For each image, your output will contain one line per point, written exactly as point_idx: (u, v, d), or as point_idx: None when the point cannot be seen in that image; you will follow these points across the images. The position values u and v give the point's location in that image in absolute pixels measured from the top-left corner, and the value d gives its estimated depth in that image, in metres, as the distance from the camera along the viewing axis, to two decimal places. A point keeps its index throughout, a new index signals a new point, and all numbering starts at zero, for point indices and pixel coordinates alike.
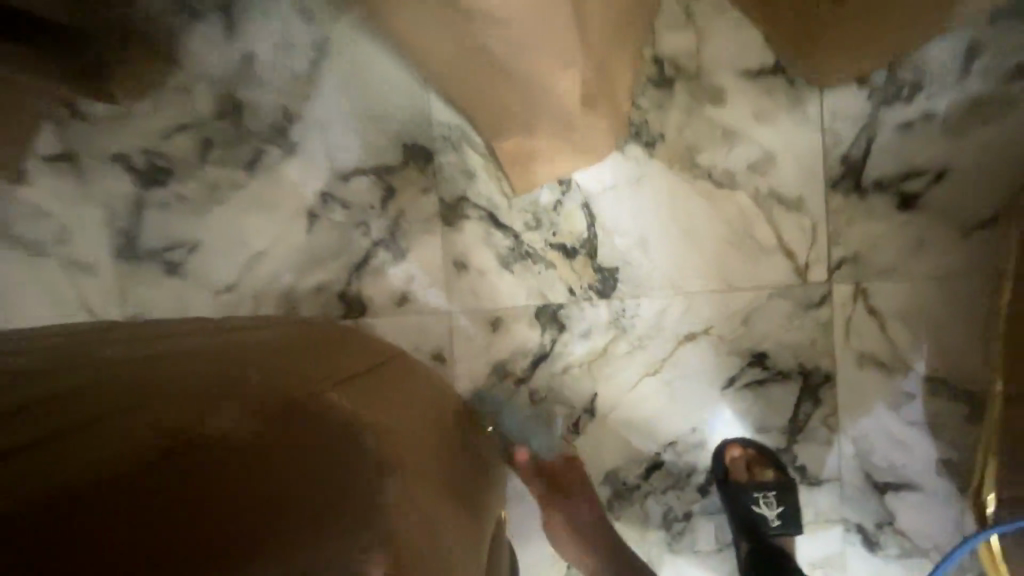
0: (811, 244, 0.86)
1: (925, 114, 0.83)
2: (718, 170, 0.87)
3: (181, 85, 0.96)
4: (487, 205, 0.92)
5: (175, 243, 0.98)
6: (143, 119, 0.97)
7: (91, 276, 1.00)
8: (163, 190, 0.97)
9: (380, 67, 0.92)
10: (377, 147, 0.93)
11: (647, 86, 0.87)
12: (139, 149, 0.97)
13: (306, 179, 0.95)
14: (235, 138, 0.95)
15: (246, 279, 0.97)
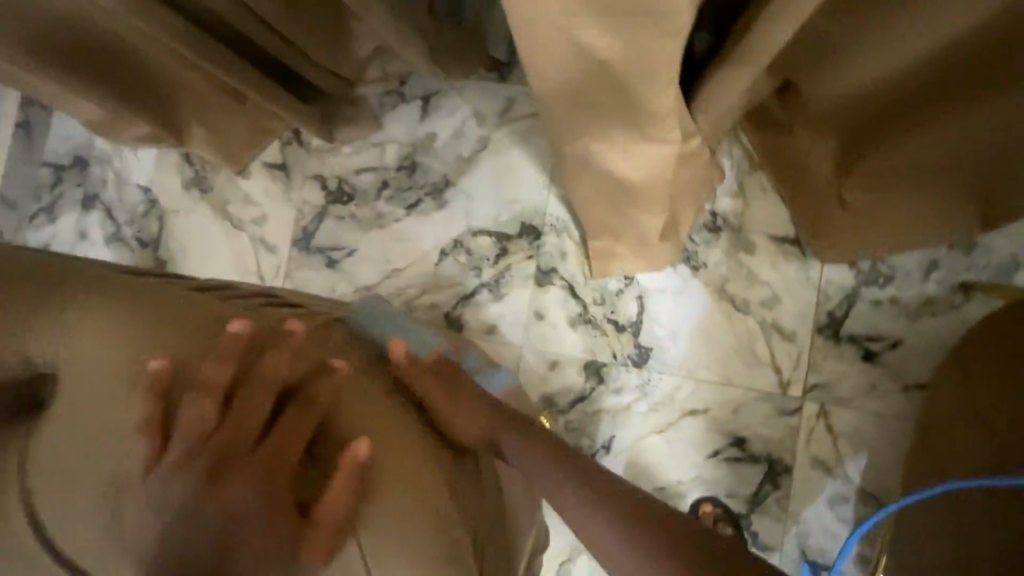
0: (795, 368, 1.18)
1: (892, 298, 1.16)
2: (739, 298, 1.21)
3: (377, 140, 1.35)
4: (569, 278, 1.26)
5: (338, 247, 1.34)
6: (343, 156, 1.36)
7: (270, 254, 1.36)
8: (342, 208, 1.35)
9: (519, 165, 1.29)
10: (502, 219, 1.28)
11: (702, 228, 1.22)
12: (334, 175, 1.36)
13: (446, 226, 1.30)
14: (403, 186, 1.33)
15: (382, 284, 1.32)
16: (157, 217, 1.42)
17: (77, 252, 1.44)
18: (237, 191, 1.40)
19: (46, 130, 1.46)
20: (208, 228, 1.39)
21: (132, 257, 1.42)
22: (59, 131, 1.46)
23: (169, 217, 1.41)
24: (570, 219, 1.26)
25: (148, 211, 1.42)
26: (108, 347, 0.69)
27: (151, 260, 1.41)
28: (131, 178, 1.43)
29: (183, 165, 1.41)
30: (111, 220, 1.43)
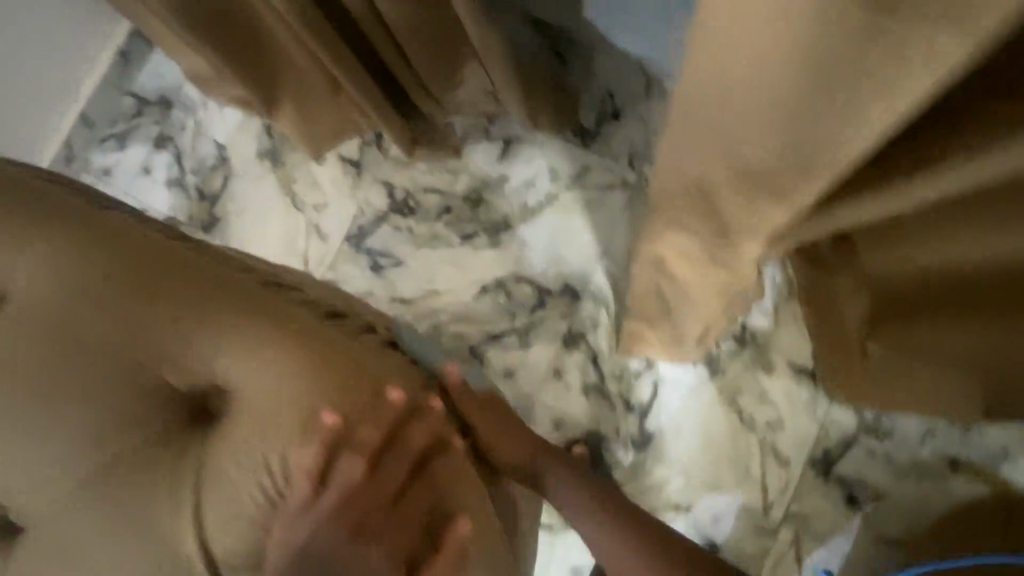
0: (780, 492, 1.23)
1: (885, 453, 1.23)
2: (745, 411, 1.27)
3: (452, 167, 1.40)
4: (595, 348, 1.30)
5: (387, 255, 1.38)
6: (415, 171, 1.41)
7: (319, 242, 1.40)
8: (401, 219, 1.39)
9: (578, 229, 1.34)
10: (548, 274, 1.34)
11: (730, 337, 1.29)
12: (402, 187, 1.41)
13: (493, 266, 1.35)
14: (464, 217, 1.38)
15: (417, 301, 1.36)
16: (223, 175, 1.46)
17: (136, 186, 1.47)
18: (306, 174, 1.44)
19: (144, 62, 1.50)
20: (268, 199, 1.43)
21: (187, 205, 1.45)
22: (155, 69, 1.51)
23: (234, 178, 1.45)
24: (611, 293, 1.31)
25: (215, 166, 1.46)
26: (273, 383, 0.77)
27: (204, 214, 1.44)
28: (209, 131, 1.48)
29: (262, 135, 1.46)
30: (178, 165, 1.47)
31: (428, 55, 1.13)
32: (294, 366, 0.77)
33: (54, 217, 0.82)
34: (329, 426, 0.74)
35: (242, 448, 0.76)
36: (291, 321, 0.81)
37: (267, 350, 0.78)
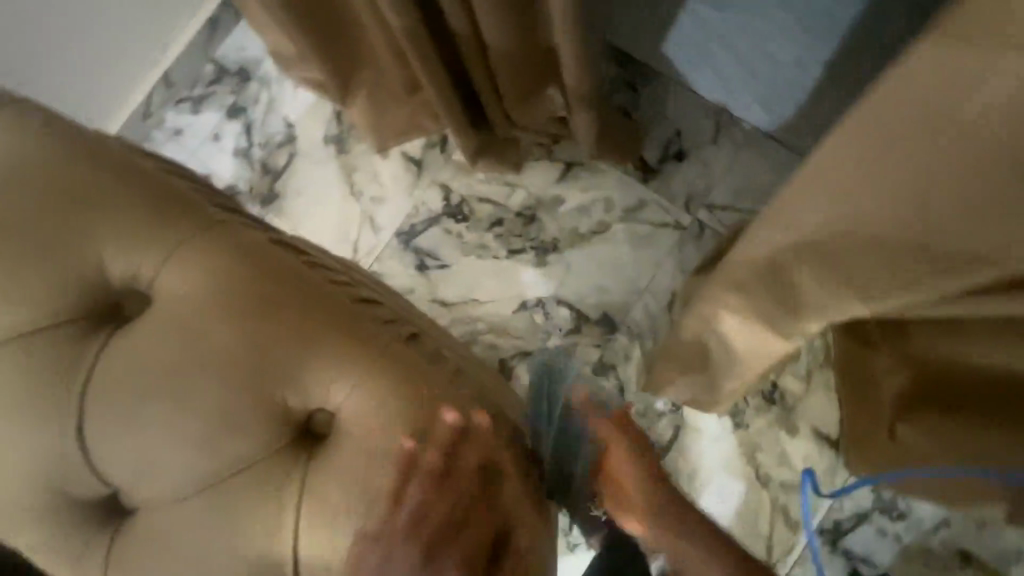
0: (784, 553, 1.24)
1: (896, 535, 1.22)
2: (762, 469, 1.27)
3: (509, 181, 1.42)
4: (623, 381, 1.32)
5: (434, 256, 1.41)
6: (474, 180, 1.43)
7: (371, 233, 1.43)
8: (452, 224, 1.42)
9: (625, 262, 1.35)
10: (588, 301, 1.35)
11: (760, 393, 1.29)
12: (458, 193, 1.43)
13: (536, 284, 1.37)
14: (514, 231, 1.39)
15: (456, 306, 1.38)
16: (288, 153, 1.49)
17: (204, 150, 1.52)
18: (368, 164, 1.47)
19: (230, 33, 1.55)
20: (327, 184, 1.47)
21: (249, 177, 1.49)
22: (239, 41, 1.56)
23: (298, 158, 1.49)
24: (648, 331, 1.33)
25: (282, 143, 1.50)
26: (359, 398, 0.73)
27: (264, 188, 1.48)
28: (281, 108, 1.51)
29: (331, 120, 1.49)
30: (246, 136, 1.51)
31: (512, 69, 1.15)
32: (379, 382, 0.74)
33: (143, 201, 0.77)
34: (407, 449, 0.72)
35: (343, 474, 0.72)
36: (369, 332, 0.77)
37: (351, 362, 0.74)
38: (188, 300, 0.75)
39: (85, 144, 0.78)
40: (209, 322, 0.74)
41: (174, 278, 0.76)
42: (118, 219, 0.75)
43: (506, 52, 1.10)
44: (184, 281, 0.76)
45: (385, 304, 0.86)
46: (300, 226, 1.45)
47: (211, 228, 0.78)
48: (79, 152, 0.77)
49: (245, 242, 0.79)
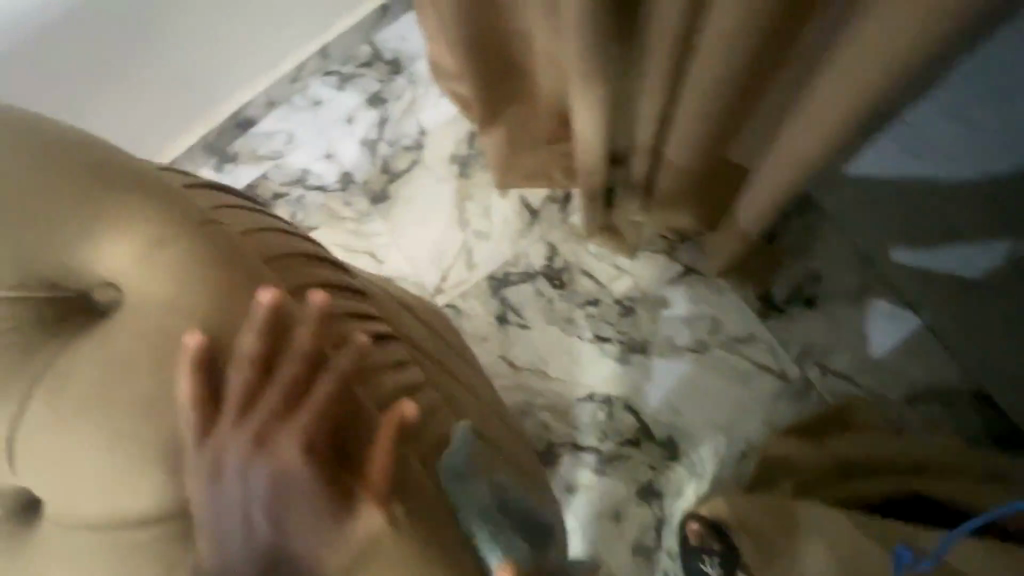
0: None
1: None
2: None
3: (620, 263, 1.33)
4: (666, 514, 1.23)
5: (517, 313, 1.35)
6: (583, 250, 1.35)
7: (463, 267, 1.39)
8: (547, 287, 1.35)
9: (711, 392, 1.25)
10: (659, 418, 1.26)
11: None
12: (563, 258, 1.36)
13: (610, 380, 1.29)
14: (607, 318, 1.31)
15: (522, 372, 1.32)
16: (411, 159, 1.47)
17: (334, 130, 1.51)
18: (485, 197, 1.43)
19: (394, 22, 1.53)
20: (438, 203, 1.44)
21: (368, 170, 1.48)
22: (401, 32, 1.53)
23: (419, 167, 1.46)
24: (711, 467, 1.23)
25: (408, 148, 1.48)
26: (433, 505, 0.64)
27: (378, 186, 1.47)
28: (419, 112, 1.49)
29: (463, 141, 1.46)
30: (378, 129, 1.50)
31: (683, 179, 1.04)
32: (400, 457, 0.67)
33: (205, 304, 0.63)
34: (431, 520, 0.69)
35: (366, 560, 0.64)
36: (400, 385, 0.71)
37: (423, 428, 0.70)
38: (254, 419, 0.56)
39: (196, 237, 0.66)
40: (279, 446, 0.56)
41: (235, 394, 0.57)
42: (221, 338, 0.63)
43: (684, 162, 0.96)
44: (245, 394, 0.57)
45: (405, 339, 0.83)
46: (400, 235, 1.43)
47: (267, 310, 0.58)
48: (200, 257, 0.65)
49: (311, 320, 0.59)
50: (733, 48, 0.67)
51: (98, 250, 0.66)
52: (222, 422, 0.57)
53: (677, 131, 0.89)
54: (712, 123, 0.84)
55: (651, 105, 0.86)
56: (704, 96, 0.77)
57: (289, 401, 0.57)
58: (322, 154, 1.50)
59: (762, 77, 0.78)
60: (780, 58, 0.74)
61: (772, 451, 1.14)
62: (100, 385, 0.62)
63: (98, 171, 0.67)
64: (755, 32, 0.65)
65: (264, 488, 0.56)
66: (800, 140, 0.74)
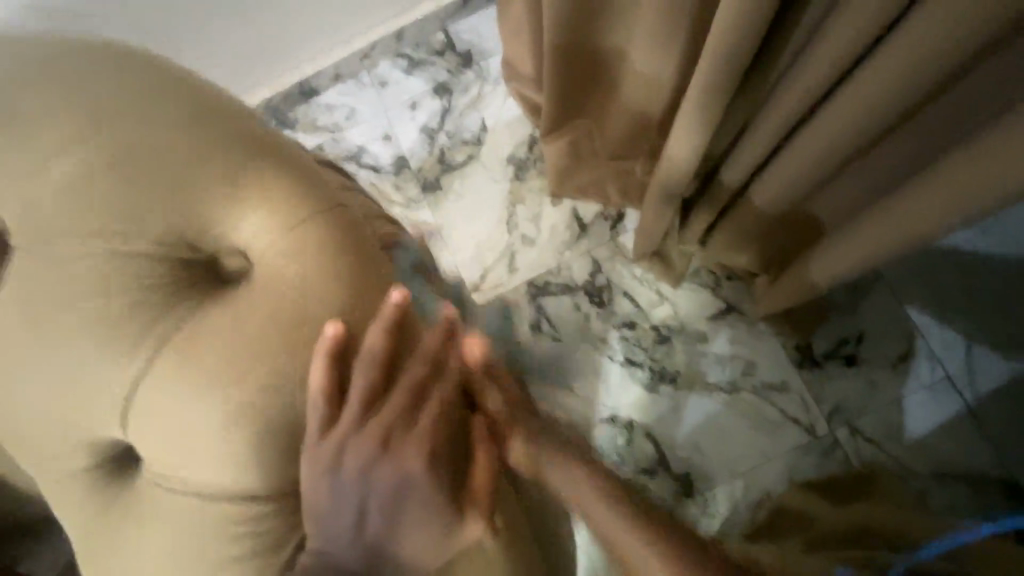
0: None
1: None
2: None
3: (661, 291, 1.32)
4: None
5: (553, 325, 1.34)
6: (627, 273, 1.35)
7: (505, 269, 1.39)
8: (585, 303, 1.34)
9: (734, 434, 1.24)
10: (679, 452, 1.24)
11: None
12: (606, 277, 1.35)
13: (635, 406, 1.27)
14: (642, 345, 1.30)
15: (547, 382, 1.30)
16: (469, 153, 1.47)
17: (396, 112, 1.51)
18: (536, 202, 1.42)
19: (473, 15, 1.53)
20: (489, 203, 1.43)
21: (424, 158, 1.48)
22: (477, 26, 1.53)
23: (475, 163, 1.46)
24: (724, 511, 1.21)
25: (467, 143, 1.47)
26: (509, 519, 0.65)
27: (431, 175, 1.47)
28: (483, 109, 1.49)
29: (523, 144, 1.46)
30: (440, 118, 1.50)
31: (757, 224, 1.02)
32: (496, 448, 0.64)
33: (269, 297, 0.61)
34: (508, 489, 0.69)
35: None
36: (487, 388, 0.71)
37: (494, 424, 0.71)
38: (379, 423, 0.56)
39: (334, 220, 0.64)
40: (400, 452, 0.56)
41: (362, 388, 0.57)
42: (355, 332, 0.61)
43: (766, 204, 0.95)
44: (369, 392, 0.57)
45: None
46: (446, 227, 1.43)
47: (400, 311, 0.59)
48: (336, 237, 0.63)
49: (436, 330, 0.61)
50: (883, 105, 0.66)
51: (232, 224, 0.63)
52: (343, 419, 0.57)
53: (777, 173, 0.87)
54: (814, 175, 0.83)
55: (754, 146, 0.85)
56: (830, 142, 0.75)
57: (412, 407, 0.57)
58: (380, 134, 1.50)
59: (892, 131, 0.75)
60: (921, 113, 0.72)
61: (790, 503, 1.12)
62: (234, 361, 0.59)
63: (242, 141, 0.65)
64: (906, 95, 0.64)
65: (384, 493, 0.56)
66: (910, 209, 0.74)
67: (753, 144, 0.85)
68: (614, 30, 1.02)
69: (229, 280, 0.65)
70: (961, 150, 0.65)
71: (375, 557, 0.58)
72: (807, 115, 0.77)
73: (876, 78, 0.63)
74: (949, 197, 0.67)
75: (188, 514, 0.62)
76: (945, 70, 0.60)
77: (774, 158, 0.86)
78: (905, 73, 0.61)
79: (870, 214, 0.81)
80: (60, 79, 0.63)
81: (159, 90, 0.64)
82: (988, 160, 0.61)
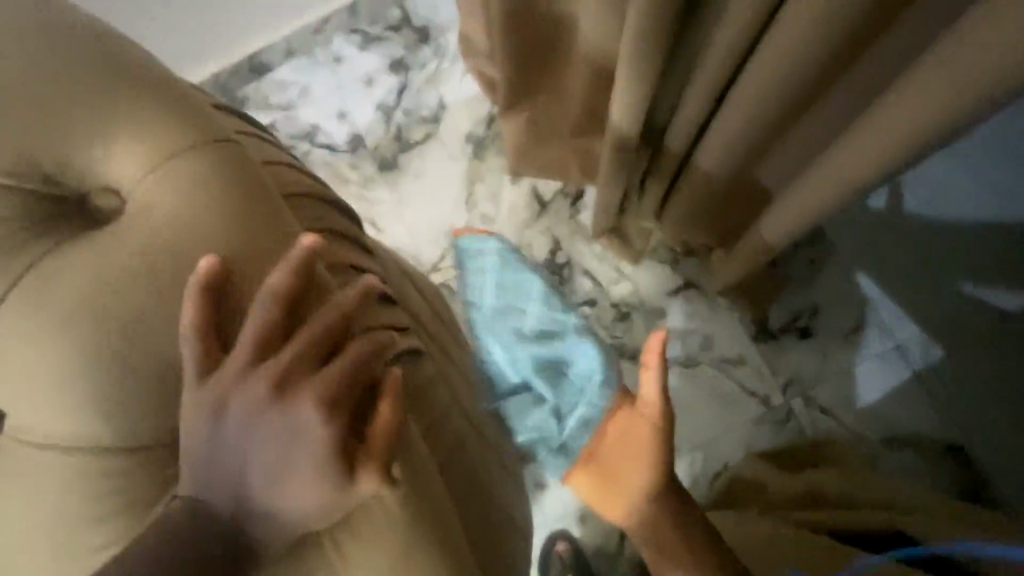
0: None
1: None
2: None
3: (620, 268, 1.32)
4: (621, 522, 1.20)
5: None
6: (587, 251, 1.34)
7: (464, 249, 1.37)
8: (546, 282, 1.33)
9: (691, 407, 1.25)
10: None
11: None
12: (565, 256, 1.34)
13: None
14: (602, 322, 1.30)
15: None
16: (427, 131, 1.44)
17: (351, 90, 1.47)
18: (496, 181, 1.40)
19: None
20: (448, 182, 1.41)
21: (380, 135, 1.44)
22: (434, 1, 1.49)
23: (433, 141, 1.43)
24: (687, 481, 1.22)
25: (425, 121, 1.44)
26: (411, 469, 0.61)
27: (389, 152, 1.43)
28: (441, 86, 1.45)
29: (482, 122, 1.43)
30: (396, 96, 1.46)
31: (706, 194, 1.02)
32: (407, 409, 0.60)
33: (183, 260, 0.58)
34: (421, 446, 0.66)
35: (365, 544, 0.60)
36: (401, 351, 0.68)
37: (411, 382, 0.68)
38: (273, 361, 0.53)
39: (219, 152, 0.62)
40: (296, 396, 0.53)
41: (255, 327, 0.53)
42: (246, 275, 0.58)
43: (715, 172, 0.95)
44: (261, 332, 0.53)
45: (411, 311, 0.81)
46: (403, 207, 1.40)
47: (311, 252, 0.55)
48: (218, 169, 0.61)
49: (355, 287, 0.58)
50: (802, 60, 0.67)
51: (105, 153, 0.60)
52: (235, 356, 0.53)
53: (717, 142, 0.87)
54: (754, 136, 0.83)
55: (696, 113, 0.85)
56: (763, 101, 0.75)
57: (311, 349, 0.54)
58: (335, 112, 1.46)
59: (823, 88, 0.75)
60: (849, 69, 0.72)
61: (742, 473, 1.13)
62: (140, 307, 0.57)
63: (109, 66, 0.62)
64: (828, 47, 0.65)
65: (278, 439, 0.53)
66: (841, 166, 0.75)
67: (696, 110, 0.84)
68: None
69: (105, 219, 0.61)
70: (886, 97, 0.66)
71: (271, 519, 0.55)
72: (738, 76, 0.77)
73: (791, 32, 0.63)
74: (877, 147, 0.68)
75: (95, 477, 0.59)
76: (854, 21, 0.60)
77: (713, 122, 0.86)
78: (821, 25, 0.61)
79: (812, 177, 0.82)
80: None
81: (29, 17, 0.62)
82: (909, 104, 0.62)
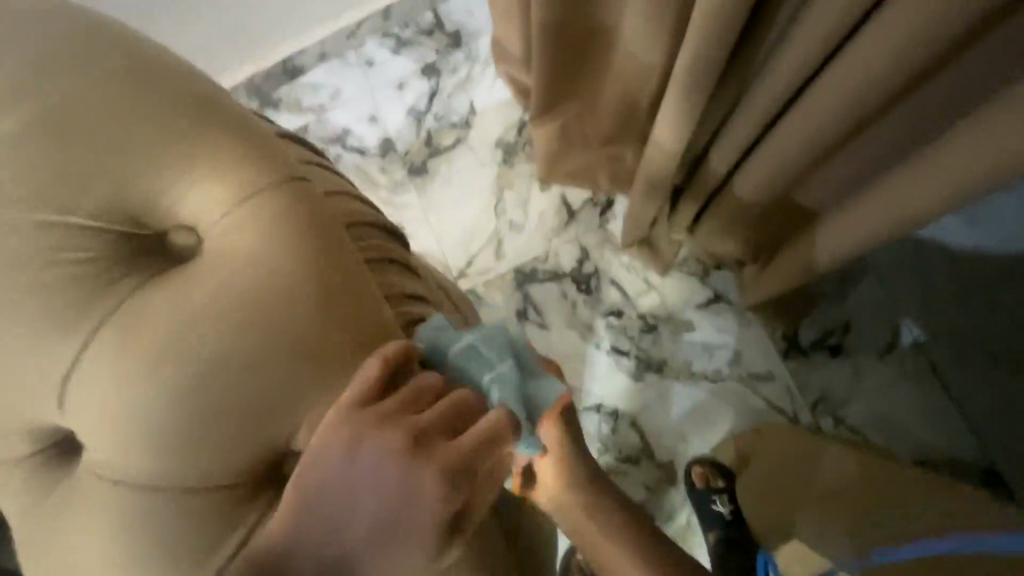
0: None
1: None
2: None
3: (648, 279, 1.31)
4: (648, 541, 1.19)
5: (540, 312, 1.33)
6: (616, 261, 1.33)
7: (492, 255, 1.37)
8: (574, 292, 1.33)
9: (719, 425, 1.24)
10: (664, 442, 1.24)
11: None
12: (594, 265, 1.34)
13: (621, 395, 1.27)
14: (631, 333, 1.29)
15: None
16: (457, 135, 1.44)
17: (383, 93, 1.47)
18: (525, 188, 1.40)
19: None
20: (477, 187, 1.41)
21: (411, 140, 1.45)
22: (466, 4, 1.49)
23: (463, 146, 1.44)
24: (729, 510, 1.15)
25: (456, 125, 1.44)
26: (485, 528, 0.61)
27: (418, 158, 1.44)
28: (472, 91, 1.45)
29: (512, 127, 1.43)
30: (428, 100, 1.46)
31: (743, 211, 1.01)
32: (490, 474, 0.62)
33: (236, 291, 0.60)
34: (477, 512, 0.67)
35: None
36: None
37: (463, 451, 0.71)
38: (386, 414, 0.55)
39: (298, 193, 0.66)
40: (403, 447, 0.54)
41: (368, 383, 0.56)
42: (323, 315, 0.60)
43: (755, 189, 0.93)
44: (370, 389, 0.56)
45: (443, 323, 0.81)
46: (432, 212, 1.41)
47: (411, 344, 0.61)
48: (288, 207, 0.64)
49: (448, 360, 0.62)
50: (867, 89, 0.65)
51: (185, 189, 0.62)
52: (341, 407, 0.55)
53: (764, 163, 0.86)
54: (803, 159, 0.81)
55: (748, 132, 0.83)
56: (819, 126, 0.73)
57: (418, 397, 0.57)
58: (366, 116, 1.47)
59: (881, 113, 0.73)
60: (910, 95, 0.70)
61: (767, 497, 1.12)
62: (211, 347, 0.59)
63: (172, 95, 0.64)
64: (897, 76, 0.63)
65: (388, 490, 0.53)
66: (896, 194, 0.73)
67: (753, 131, 0.83)
68: (604, 11, 0.99)
69: (181, 255, 0.63)
70: (955, 130, 0.64)
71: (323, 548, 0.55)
72: (794, 99, 0.75)
73: (859, 61, 0.61)
74: (932, 183, 0.66)
75: (146, 485, 0.60)
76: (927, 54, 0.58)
77: (767, 139, 0.83)
78: (892, 56, 0.59)
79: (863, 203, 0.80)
80: (4, 32, 0.62)
81: (84, 45, 0.63)
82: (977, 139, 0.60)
